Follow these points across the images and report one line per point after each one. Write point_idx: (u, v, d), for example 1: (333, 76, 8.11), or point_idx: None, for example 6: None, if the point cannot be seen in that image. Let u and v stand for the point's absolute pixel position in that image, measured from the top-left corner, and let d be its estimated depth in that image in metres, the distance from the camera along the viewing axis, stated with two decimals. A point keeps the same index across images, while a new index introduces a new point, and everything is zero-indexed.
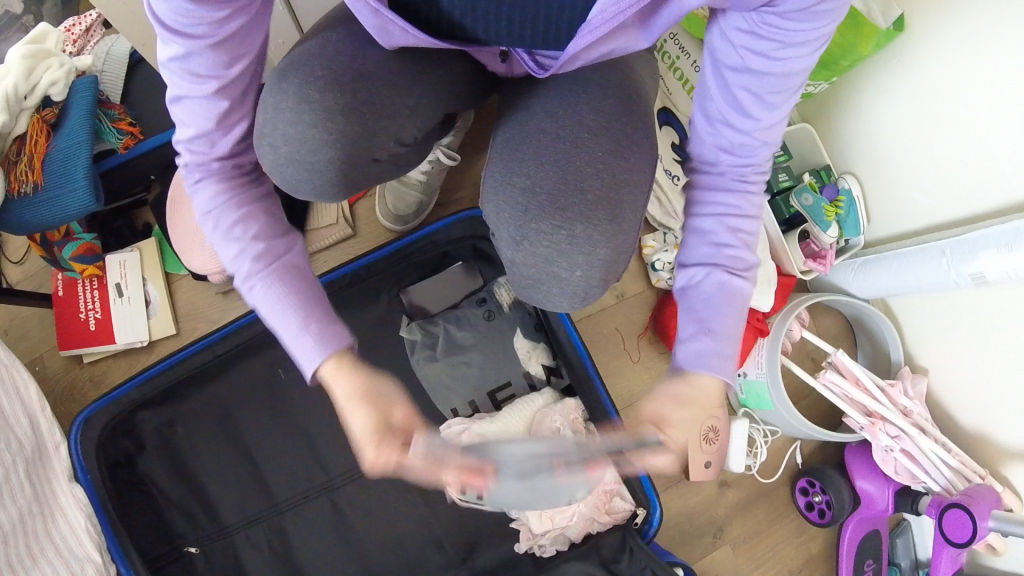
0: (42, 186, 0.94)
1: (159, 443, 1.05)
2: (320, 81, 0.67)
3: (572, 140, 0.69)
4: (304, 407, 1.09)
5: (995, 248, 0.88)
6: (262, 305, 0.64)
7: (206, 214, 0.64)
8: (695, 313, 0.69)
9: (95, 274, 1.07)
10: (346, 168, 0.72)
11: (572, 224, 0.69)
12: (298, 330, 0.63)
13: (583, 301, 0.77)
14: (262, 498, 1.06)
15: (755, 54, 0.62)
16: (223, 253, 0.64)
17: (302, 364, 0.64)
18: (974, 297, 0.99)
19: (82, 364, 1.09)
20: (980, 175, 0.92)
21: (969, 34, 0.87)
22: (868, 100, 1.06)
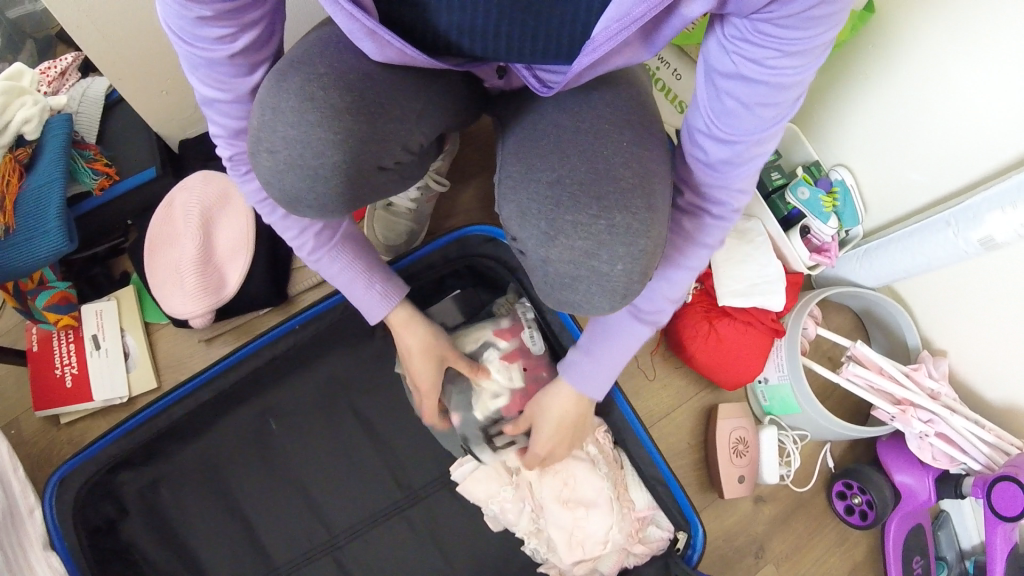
0: (13, 228, 0.90)
1: (144, 505, 0.95)
2: (329, 81, 0.64)
3: (595, 134, 0.69)
4: (299, 457, 1.00)
5: (1001, 208, 0.88)
6: (330, 270, 0.76)
7: (258, 202, 0.71)
8: (595, 336, 0.78)
9: (70, 325, 1.00)
10: (353, 179, 0.67)
11: (611, 212, 0.65)
12: (367, 287, 0.77)
13: (625, 296, 0.69)
14: (259, 564, 0.96)
15: (748, 62, 0.59)
16: (285, 231, 0.73)
17: (372, 313, 0.79)
18: (986, 265, 0.97)
19: (60, 425, 1.00)
20: (978, 144, 0.93)
21: (943, 17, 0.90)
22: (848, 93, 1.07)
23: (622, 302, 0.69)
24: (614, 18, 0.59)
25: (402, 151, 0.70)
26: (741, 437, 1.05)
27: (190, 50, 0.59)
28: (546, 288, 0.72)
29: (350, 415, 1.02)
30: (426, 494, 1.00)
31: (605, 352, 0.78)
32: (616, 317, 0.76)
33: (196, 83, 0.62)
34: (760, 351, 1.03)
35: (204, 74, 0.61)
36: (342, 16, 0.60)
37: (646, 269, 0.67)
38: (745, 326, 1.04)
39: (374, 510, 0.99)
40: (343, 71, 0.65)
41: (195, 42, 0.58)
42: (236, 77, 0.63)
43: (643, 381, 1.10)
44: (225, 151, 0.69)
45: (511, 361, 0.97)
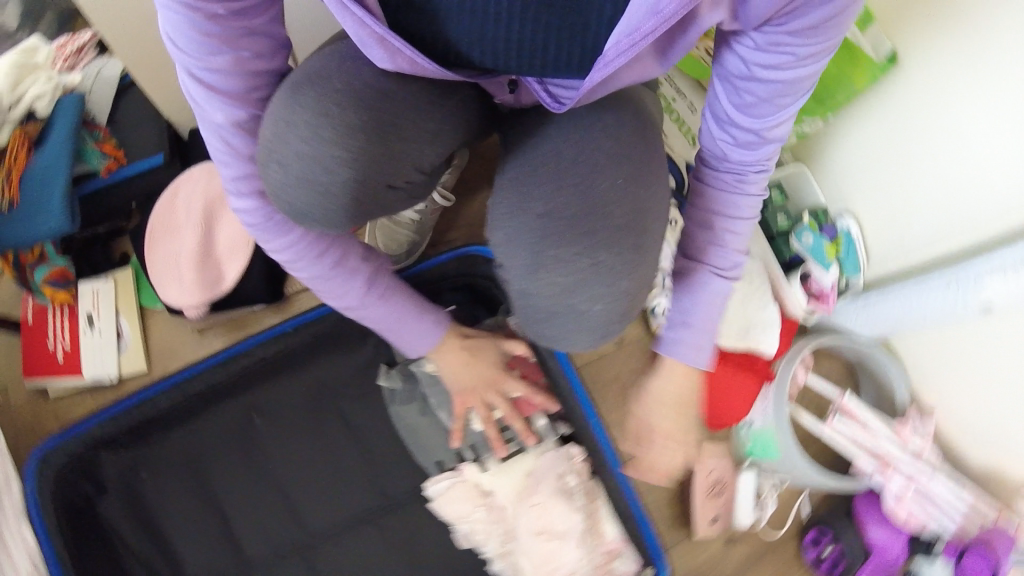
0: (18, 203, 0.94)
1: (123, 486, 0.97)
2: (343, 98, 0.61)
3: (591, 164, 0.67)
4: (278, 453, 0.99)
5: (1003, 271, 0.88)
6: (379, 315, 0.76)
7: (307, 261, 0.69)
8: (679, 307, 0.78)
9: (67, 302, 1.01)
10: (361, 195, 0.64)
11: (596, 251, 0.64)
12: (418, 318, 0.79)
13: (602, 337, 0.70)
14: (229, 554, 0.97)
15: (767, 67, 0.64)
16: (331, 287, 0.72)
17: (419, 344, 0.80)
18: (986, 328, 0.96)
19: (47, 398, 1.01)
20: (990, 201, 0.91)
21: (959, 65, 0.89)
22: (868, 138, 1.05)
23: (601, 343, 0.70)
24: (625, 33, 0.59)
25: (412, 171, 0.66)
26: (718, 479, 1.05)
27: (195, 57, 0.58)
28: (529, 318, 0.70)
29: (331, 416, 1.01)
30: (400, 505, 0.98)
31: (703, 317, 0.77)
32: (700, 279, 0.76)
33: (199, 99, 0.61)
34: (745, 393, 1.05)
35: (213, 87, 0.60)
36: (351, 23, 0.59)
37: (626, 312, 0.68)
38: (734, 368, 1.05)
39: (354, 514, 0.98)
40: (359, 84, 0.63)
41: (204, 48, 0.57)
42: (244, 88, 0.62)
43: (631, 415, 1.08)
44: (254, 202, 0.66)
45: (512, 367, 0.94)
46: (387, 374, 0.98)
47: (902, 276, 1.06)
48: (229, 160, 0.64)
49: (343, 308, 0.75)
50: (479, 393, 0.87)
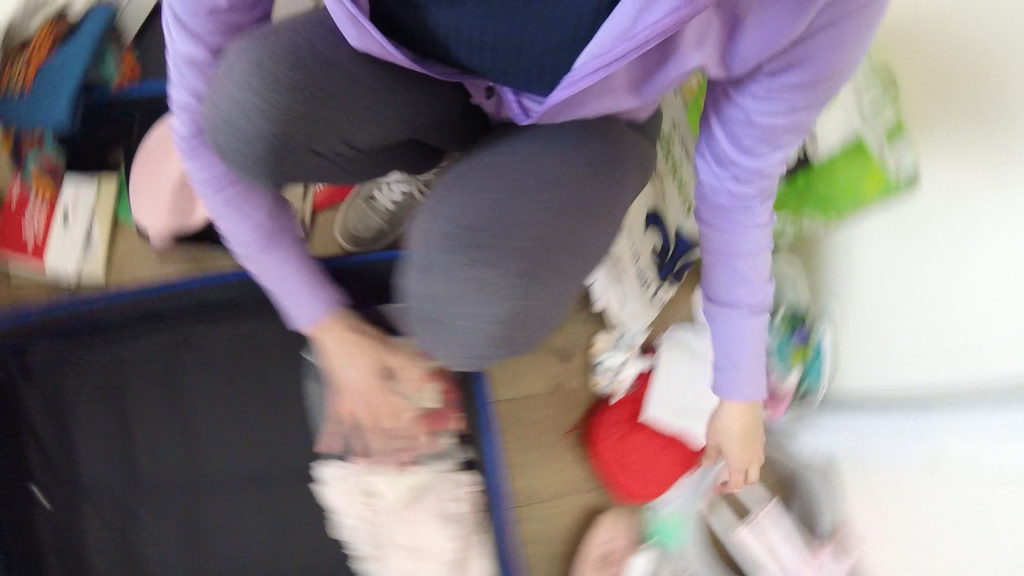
0: (28, 91, 1.01)
1: (47, 379, 1.00)
2: (279, 55, 0.57)
3: (519, 185, 0.58)
4: (197, 396, 1.02)
5: (959, 434, 0.81)
6: (265, 272, 0.71)
7: (211, 187, 0.66)
8: (727, 353, 0.76)
9: (49, 194, 1.05)
10: (278, 155, 0.60)
11: (482, 265, 0.55)
12: (303, 291, 0.72)
13: (474, 362, 0.61)
14: (125, 475, 1.01)
15: (775, 109, 0.62)
16: (222, 221, 0.68)
17: (298, 316, 0.73)
18: (934, 484, 0.90)
19: (7, 278, 1.04)
20: (971, 357, 0.85)
21: (982, 214, 0.83)
22: (882, 255, 0.99)
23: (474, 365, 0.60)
24: (596, 54, 0.55)
25: (340, 143, 0.63)
26: (606, 552, 1.02)
27: None
28: (413, 322, 0.60)
29: (253, 375, 1.03)
30: (296, 476, 1.03)
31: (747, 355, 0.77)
32: (732, 321, 0.75)
33: (174, 29, 0.60)
34: (666, 475, 1.01)
35: (185, 23, 0.59)
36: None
37: (506, 340, 0.58)
38: (662, 447, 1.01)
39: (250, 472, 1.02)
40: (304, 44, 0.59)
41: None
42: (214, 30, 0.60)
43: (546, 461, 1.05)
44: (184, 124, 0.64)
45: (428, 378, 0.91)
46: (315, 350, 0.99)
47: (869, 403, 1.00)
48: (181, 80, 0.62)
49: (232, 250, 0.70)
50: (353, 393, 0.82)
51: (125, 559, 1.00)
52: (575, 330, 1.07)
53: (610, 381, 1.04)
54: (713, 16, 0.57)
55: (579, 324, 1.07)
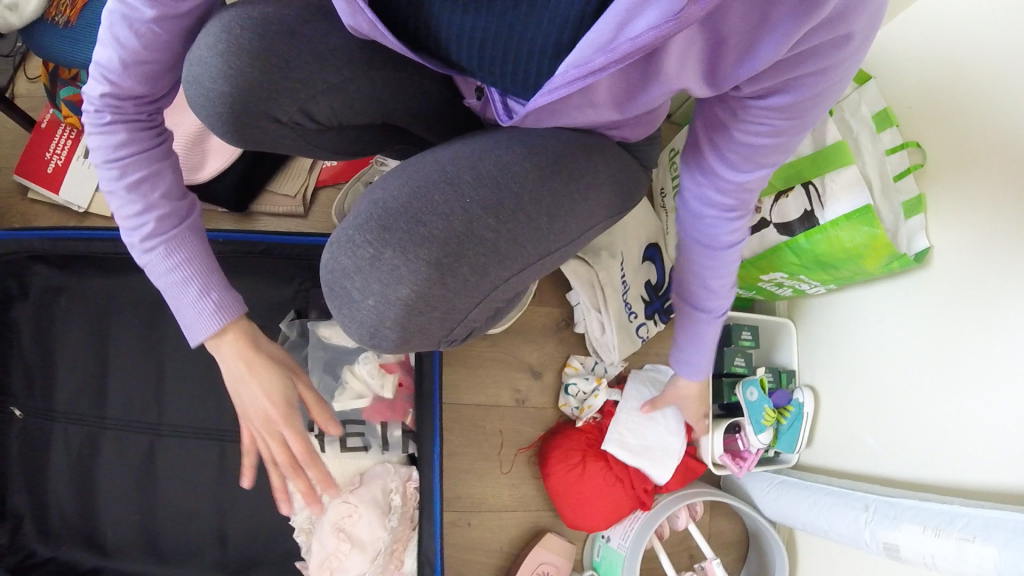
0: (71, 24, 1.03)
1: (42, 300, 1.04)
2: (248, 21, 0.57)
3: (452, 178, 0.57)
4: (174, 342, 1.05)
5: (921, 525, 0.80)
6: (159, 270, 0.63)
7: (109, 163, 0.62)
8: (689, 339, 0.79)
9: (75, 126, 1.10)
10: (241, 118, 0.62)
11: (384, 247, 0.56)
12: (197, 296, 0.63)
13: (372, 338, 0.62)
14: (95, 405, 1.04)
15: (755, 130, 0.60)
16: (121, 209, 0.62)
17: (195, 330, 0.64)
18: (891, 568, 0.88)
19: (25, 197, 1.10)
20: (950, 451, 0.84)
21: (985, 319, 0.81)
22: (873, 328, 0.97)
23: (367, 341, 0.62)
24: (576, 64, 0.52)
25: (298, 112, 0.63)
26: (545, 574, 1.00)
27: None
28: (326, 291, 0.62)
29: None
30: None
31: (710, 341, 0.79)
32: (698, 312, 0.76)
33: None
34: (611, 509, 0.98)
35: None
36: None
37: (400, 323, 0.59)
38: (614, 480, 0.98)
39: (207, 426, 1.05)
40: (275, 12, 0.59)
41: None
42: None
43: (496, 472, 1.05)
44: (105, 89, 0.59)
45: (388, 371, 0.93)
46: (289, 322, 0.99)
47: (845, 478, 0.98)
48: (105, 46, 0.57)
49: (131, 248, 0.64)
50: (253, 428, 0.65)
51: (80, 485, 1.03)
52: (549, 348, 1.08)
53: (578, 405, 1.04)
54: (697, 36, 0.52)
55: (554, 343, 1.08)
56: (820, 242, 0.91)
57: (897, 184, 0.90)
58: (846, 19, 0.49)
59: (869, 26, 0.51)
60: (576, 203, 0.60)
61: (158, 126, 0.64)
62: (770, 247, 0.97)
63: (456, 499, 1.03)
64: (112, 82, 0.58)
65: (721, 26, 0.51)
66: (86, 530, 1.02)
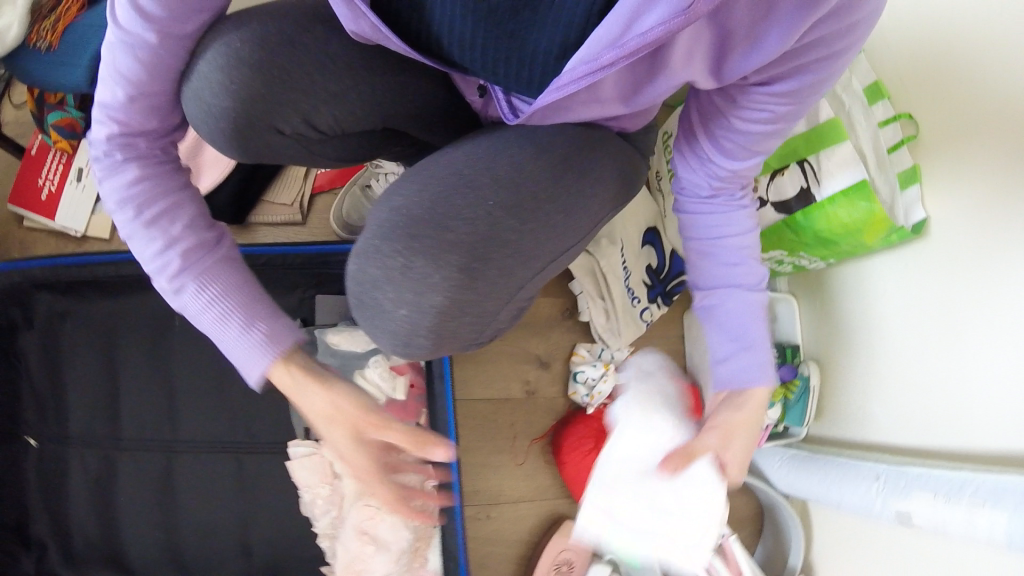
0: (54, 49, 1.02)
1: (47, 327, 1.05)
2: (249, 34, 0.58)
3: (467, 180, 0.58)
4: (180, 358, 1.06)
5: (932, 492, 0.82)
6: (196, 308, 0.60)
7: (125, 205, 0.60)
8: (727, 333, 0.68)
9: (66, 150, 1.09)
10: (244, 132, 0.62)
11: (416, 256, 0.56)
12: (241, 329, 0.59)
13: (406, 347, 0.62)
14: (109, 427, 1.05)
15: (747, 119, 0.63)
16: (146, 252, 0.60)
17: (249, 368, 0.59)
18: (907, 535, 0.90)
19: (21, 225, 1.11)
20: (954, 415, 0.86)
21: (987, 283, 0.82)
22: (873, 297, 0.99)
23: (404, 351, 0.62)
24: (584, 60, 0.54)
25: (301, 122, 0.63)
26: (567, 560, 1.02)
27: None
28: (355, 304, 0.61)
29: None
30: (265, 450, 1.05)
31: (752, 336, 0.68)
32: (727, 302, 0.69)
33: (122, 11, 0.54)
34: None
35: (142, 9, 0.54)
36: None
37: (435, 330, 0.59)
38: None
39: (222, 439, 1.05)
40: (273, 24, 0.59)
41: None
42: (178, 18, 0.56)
43: (512, 464, 1.06)
44: (112, 127, 0.59)
45: (398, 373, 0.93)
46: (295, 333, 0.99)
47: (856, 447, 1.00)
48: (105, 83, 0.57)
49: (164, 292, 0.61)
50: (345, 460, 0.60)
51: (99, 506, 1.04)
52: (556, 339, 1.08)
53: (589, 393, 1.03)
54: (702, 29, 0.56)
55: (561, 333, 1.09)
56: (819, 220, 0.92)
57: (892, 156, 0.92)
58: (848, 13, 0.53)
59: (866, 24, 0.55)
60: (578, 200, 0.62)
61: (175, 161, 0.64)
62: (769, 224, 0.98)
63: (475, 493, 1.04)
64: (119, 118, 0.58)
65: (726, 21, 0.55)
66: (110, 551, 1.03)
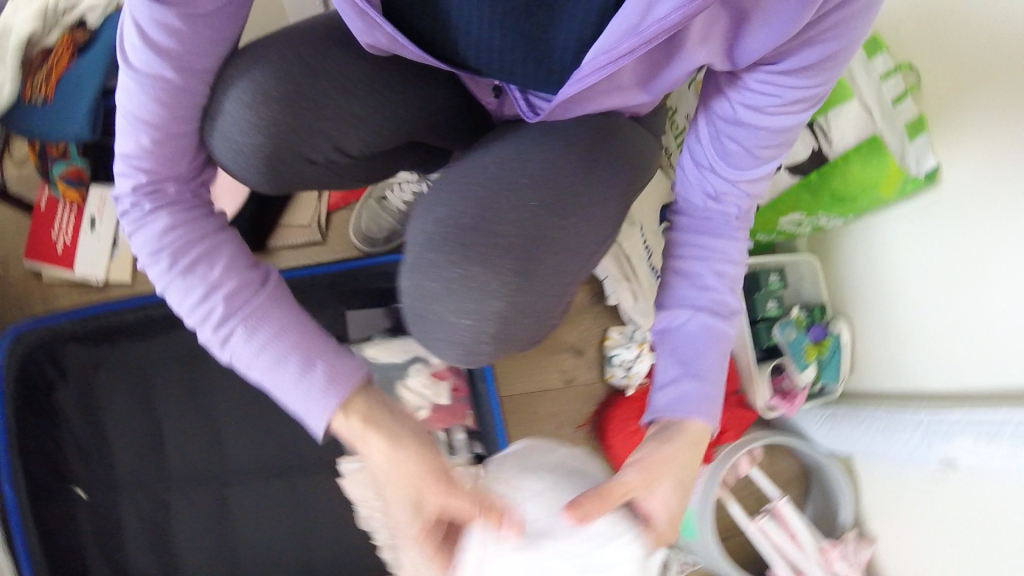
0: (50, 101, 1.02)
1: (80, 379, 1.05)
2: (271, 67, 0.60)
3: (506, 184, 0.59)
4: (219, 391, 1.07)
5: (974, 436, 0.85)
6: (249, 354, 0.57)
7: (159, 255, 0.57)
8: (678, 357, 0.65)
9: (75, 201, 1.09)
10: (275, 164, 0.64)
11: (472, 264, 0.57)
12: (303, 368, 0.57)
13: (471, 355, 0.62)
14: (157, 468, 1.05)
15: (751, 109, 0.62)
16: (186, 303, 0.57)
17: (314, 410, 0.57)
18: (955, 479, 0.92)
19: (40, 281, 1.10)
20: (986, 356, 0.87)
21: (1007, 223, 0.83)
22: (889, 248, 1.01)
23: (471, 359, 0.62)
24: (603, 51, 0.54)
25: (331, 149, 0.65)
26: None
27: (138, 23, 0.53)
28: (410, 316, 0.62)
29: None
30: (315, 471, 1.07)
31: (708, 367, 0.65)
32: (689, 333, 0.66)
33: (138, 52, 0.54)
34: None
35: (159, 47, 0.53)
36: None
37: (498, 335, 0.60)
38: None
39: (272, 465, 1.07)
40: (291, 53, 0.61)
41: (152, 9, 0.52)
42: (192, 54, 0.55)
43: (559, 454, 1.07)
44: (137, 174, 0.58)
45: (441, 378, 0.97)
46: None
47: (893, 397, 1.01)
48: (128, 131, 0.56)
49: (208, 343, 0.58)
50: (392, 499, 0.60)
51: (158, 547, 1.04)
52: (587, 326, 1.09)
53: (627, 375, 1.05)
54: (715, 8, 0.56)
55: (591, 320, 1.09)
56: (836, 179, 0.93)
57: (898, 107, 0.91)
58: None
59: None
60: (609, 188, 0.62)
61: (206, 203, 0.62)
62: (784, 190, 0.99)
63: None
64: (146, 165, 0.57)
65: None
66: None
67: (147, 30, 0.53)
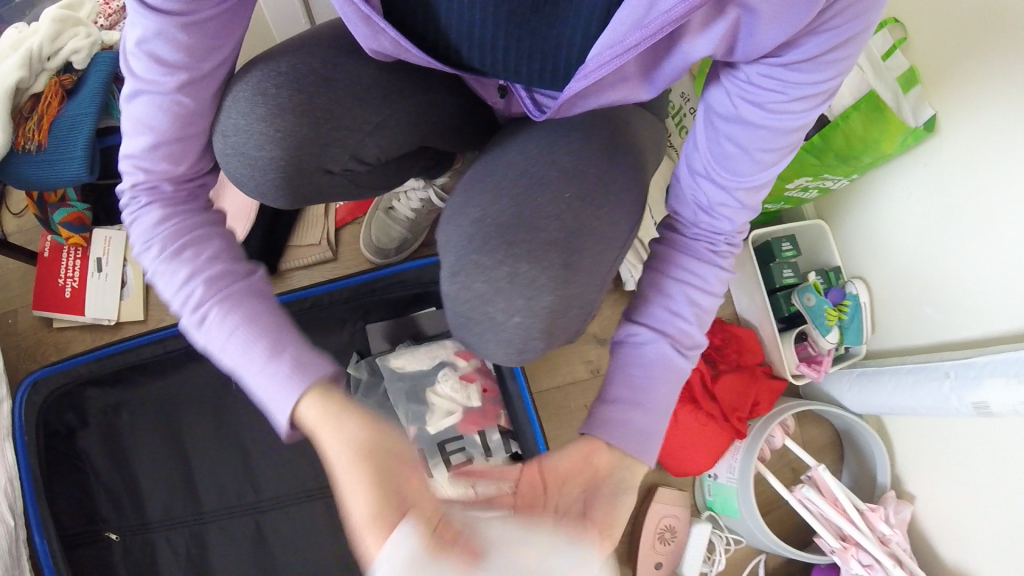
0: (44, 147, 0.98)
1: (103, 420, 1.04)
2: (280, 78, 0.61)
3: (535, 180, 0.62)
4: (244, 419, 1.06)
5: (1003, 376, 0.83)
6: (220, 340, 0.56)
7: (149, 240, 0.57)
8: (631, 381, 0.64)
9: (79, 244, 1.08)
10: (293, 176, 0.65)
11: (519, 260, 0.60)
12: (272, 356, 0.55)
13: (522, 353, 0.65)
14: (189, 503, 1.04)
15: (751, 105, 0.57)
16: (168, 286, 0.57)
17: (282, 398, 0.54)
18: (990, 424, 0.91)
19: (51, 328, 1.09)
20: (1007, 298, 0.86)
21: (1012, 162, 0.83)
22: (893, 204, 1.02)
23: (520, 355, 0.65)
24: (608, 45, 0.53)
25: (350, 159, 0.67)
26: (669, 526, 1.05)
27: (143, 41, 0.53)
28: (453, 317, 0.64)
29: None
30: None
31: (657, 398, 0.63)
32: (652, 353, 0.64)
33: (143, 65, 0.54)
34: (713, 446, 1.01)
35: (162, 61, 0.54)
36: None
37: (547, 329, 0.62)
38: (706, 418, 1.01)
39: (307, 489, 1.05)
40: (302, 64, 0.62)
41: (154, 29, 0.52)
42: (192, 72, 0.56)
43: None
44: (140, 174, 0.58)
45: (469, 381, 0.96)
46: (356, 364, 1.00)
47: (918, 351, 1.01)
48: (135, 129, 0.57)
49: (185, 327, 0.57)
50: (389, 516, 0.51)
51: None
52: (607, 315, 1.10)
53: None
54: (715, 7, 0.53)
55: (610, 308, 1.10)
56: (836, 137, 0.93)
57: (887, 63, 0.92)
58: None
59: None
60: (621, 169, 0.63)
61: (204, 202, 0.62)
62: None
63: None
64: (149, 164, 0.57)
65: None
66: None
67: (157, 50, 0.53)
